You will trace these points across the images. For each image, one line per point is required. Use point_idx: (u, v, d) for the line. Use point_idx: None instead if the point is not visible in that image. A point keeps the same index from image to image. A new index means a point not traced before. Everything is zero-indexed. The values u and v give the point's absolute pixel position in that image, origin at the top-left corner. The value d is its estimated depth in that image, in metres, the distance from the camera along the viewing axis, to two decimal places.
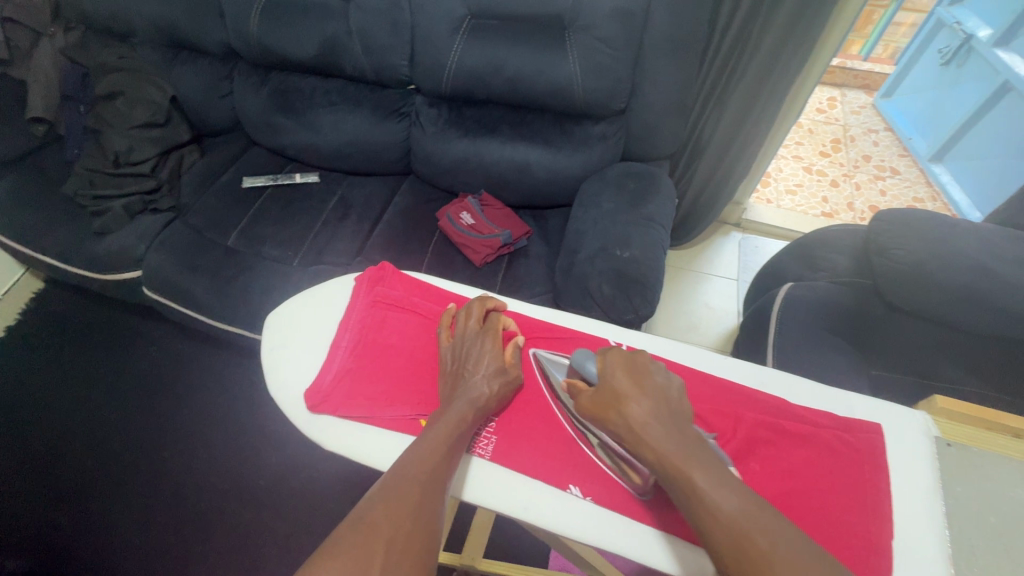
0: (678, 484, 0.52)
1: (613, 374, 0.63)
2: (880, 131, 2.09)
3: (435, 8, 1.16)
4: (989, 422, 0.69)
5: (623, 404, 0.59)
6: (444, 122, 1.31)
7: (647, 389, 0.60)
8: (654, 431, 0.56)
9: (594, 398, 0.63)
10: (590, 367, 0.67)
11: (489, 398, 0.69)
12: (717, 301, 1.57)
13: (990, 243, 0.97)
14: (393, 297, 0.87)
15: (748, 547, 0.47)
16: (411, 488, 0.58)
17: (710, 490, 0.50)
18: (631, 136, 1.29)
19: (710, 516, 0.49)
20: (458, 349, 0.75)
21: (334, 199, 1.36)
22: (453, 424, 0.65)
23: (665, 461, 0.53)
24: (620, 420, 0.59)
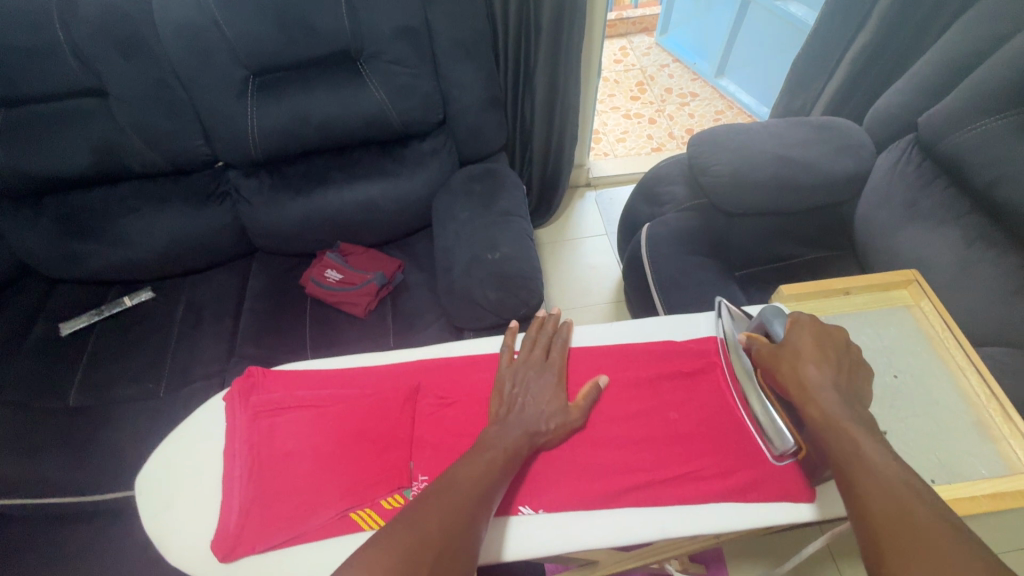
0: (845, 443, 0.53)
1: (797, 336, 0.62)
2: (671, 64, 2.35)
3: (212, 80, 1.06)
4: (827, 289, 0.71)
5: (802, 362, 0.60)
6: (271, 188, 1.22)
7: (833, 358, 0.60)
8: (825, 392, 0.57)
9: (771, 353, 0.63)
10: (777, 326, 0.64)
11: (541, 433, 0.58)
12: (596, 259, 1.76)
13: (778, 136, 1.21)
14: (275, 399, 0.59)
15: (906, 511, 0.47)
16: (459, 504, 0.50)
17: (875, 456, 0.52)
18: (461, 142, 1.27)
19: (878, 479, 0.50)
20: (526, 377, 0.61)
21: (181, 307, 1.25)
22: (504, 457, 0.54)
23: (831, 422, 0.55)
24: (792, 373, 0.60)
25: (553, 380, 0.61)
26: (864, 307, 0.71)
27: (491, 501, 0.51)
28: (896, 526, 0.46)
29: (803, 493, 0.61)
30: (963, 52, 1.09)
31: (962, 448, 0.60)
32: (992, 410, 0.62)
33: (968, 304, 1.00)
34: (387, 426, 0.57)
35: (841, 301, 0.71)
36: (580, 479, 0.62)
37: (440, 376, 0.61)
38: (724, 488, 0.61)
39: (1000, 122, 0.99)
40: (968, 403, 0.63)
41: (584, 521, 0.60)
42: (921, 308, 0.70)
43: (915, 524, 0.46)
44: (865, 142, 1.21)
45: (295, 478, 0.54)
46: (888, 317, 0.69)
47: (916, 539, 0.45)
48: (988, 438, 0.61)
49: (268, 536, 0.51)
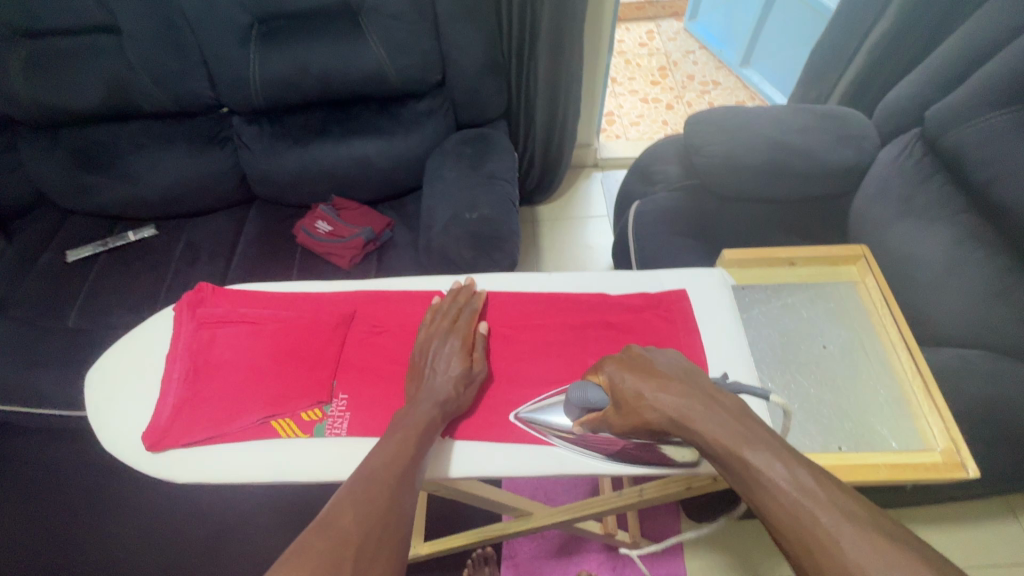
0: (738, 469, 0.46)
1: (619, 375, 0.56)
2: (696, 50, 2.29)
3: (217, 24, 1.10)
4: (770, 259, 0.73)
5: (642, 404, 0.52)
6: (270, 137, 1.26)
7: (661, 381, 0.53)
8: (692, 422, 0.49)
9: (619, 416, 0.55)
10: (591, 394, 0.57)
11: (454, 402, 0.57)
12: (594, 239, 1.75)
13: (779, 119, 1.18)
14: (220, 312, 0.63)
15: (812, 533, 0.41)
16: (376, 497, 0.47)
17: (765, 470, 0.45)
18: (458, 105, 1.28)
19: (773, 500, 0.43)
20: (431, 346, 0.59)
21: (180, 245, 1.31)
22: (415, 430, 0.53)
23: (722, 453, 0.47)
24: (652, 417, 0.52)
25: (459, 345, 0.59)
26: (807, 279, 0.73)
27: (415, 476, 0.51)
28: (814, 553, 0.40)
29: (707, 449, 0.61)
30: (980, 42, 1.03)
31: (877, 418, 0.63)
32: (915, 386, 0.64)
33: (949, 302, 0.97)
34: (316, 347, 0.60)
35: (787, 272, 0.74)
36: (490, 414, 0.63)
37: (376, 307, 0.65)
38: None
39: (1007, 116, 0.94)
40: (893, 379, 0.65)
41: (491, 454, 0.62)
42: (865, 285, 0.72)
43: (829, 551, 0.40)
44: (868, 132, 1.18)
45: (225, 386, 0.59)
46: (832, 291, 0.72)
47: (832, 563, 0.39)
48: (907, 412, 0.63)
49: (193, 432, 0.56)
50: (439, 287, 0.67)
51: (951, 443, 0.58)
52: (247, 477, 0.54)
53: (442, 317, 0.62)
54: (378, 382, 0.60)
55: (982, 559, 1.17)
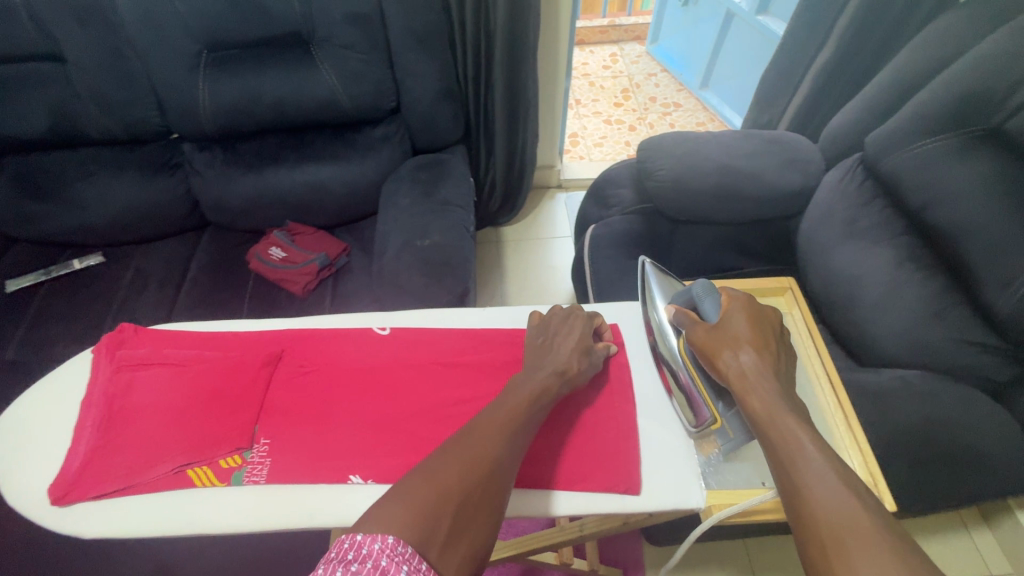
0: (789, 441, 0.55)
1: (736, 320, 0.65)
2: (658, 73, 2.35)
3: (164, 51, 1.09)
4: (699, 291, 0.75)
5: (739, 347, 0.63)
6: (222, 163, 1.24)
7: (765, 342, 0.64)
8: (763, 384, 0.60)
9: (708, 335, 0.65)
10: (707, 303, 0.68)
11: (571, 375, 0.61)
12: (558, 260, 1.76)
13: (726, 145, 1.21)
14: (142, 354, 0.61)
15: (846, 511, 0.48)
16: (479, 462, 0.51)
17: (813, 453, 0.54)
18: (414, 131, 1.28)
19: (815, 476, 0.52)
20: (554, 326, 0.66)
21: (128, 274, 1.27)
22: (524, 404, 0.57)
23: (773, 416, 0.57)
24: (733, 362, 0.62)
25: (586, 327, 0.66)
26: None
27: (516, 448, 0.54)
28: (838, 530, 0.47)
29: (629, 487, 0.62)
30: (912, 73, 1.08)
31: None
32: (838, 419, 0.66)
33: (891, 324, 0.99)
34: (239, 390, 0.59)
35: None
36: None
37: (306, 346, 0.64)
38: (553, 474, 0.63)
39: (939, 143, 0.98)
40: (817, 413, 0.68)
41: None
42: (792, 317, 0.75)
43: (856, 524, 0.47)
44: (813, 157, 1.22)
45: (142, 432, 0.57)
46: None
47: (847, 538, 0.46)
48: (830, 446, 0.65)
49: (102, 484, 0.53)
50: (369, 325, 0.66)
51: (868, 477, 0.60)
52: (155, 532, 0.52)
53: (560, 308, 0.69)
54: (301, 425, 0.58)
55: None
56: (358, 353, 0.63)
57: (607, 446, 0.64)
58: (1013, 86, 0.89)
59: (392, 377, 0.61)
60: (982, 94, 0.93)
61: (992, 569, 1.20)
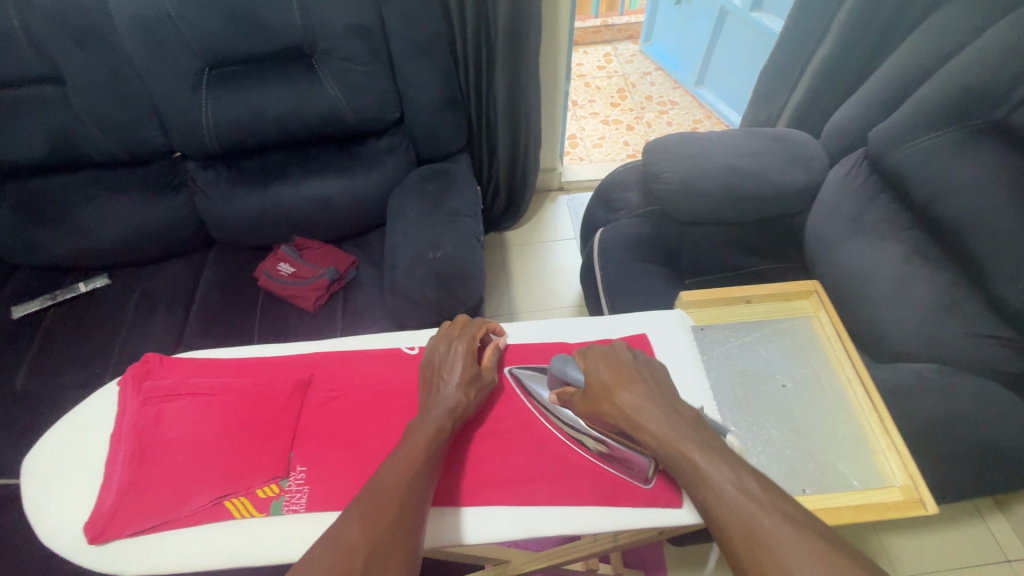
0: (690, 473, 0.52)
1: (594, 368, 0.63)
2: (653, 72, 2.35)
3: (164, 71, 1.08)
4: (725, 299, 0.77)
5: (613, 394, 0.60)
6: (226, 180, 1.23)
7: (636, 379, 0.60)
8: (652, 420, 0.57)
9: (586, 398, 0.62)
10: (570, 370, 0.64)
11: (463, 407, 0.59)
12: (563, 262, 1.76)
13: (731, 144, 1.22)
14: (169, 384, 0.62)
15: (753, 528, 0.47)
16: (385, 515, 0.49)
17: (712, 473, 0.51)
18: (418, 141, 1.28)
19: (720, 497, 0.49)
20: (444, 350, 0.63)
21: (135, 295, 1.26)
22: (423, 446, 0.55)
23: (672, 447, 0.54)
24: (619, 406, 0.59)
25: (466, 351, 0.63)
26: (763, 316, 0.77)
27: (423, 493, 0.52)
28: (760, 551, 0.46)
29: (672, 501, 0.61)
30: (913, 67, 1.09)
31: (838, 457, 0.66)
32: (873, 421, 0.68)
33: (904, 318, 1.00)
34: (270, 417, 0.59)
35: (743, 309, 0.78)
36: (463, 480, 0.63)
37: (336, 368, 0.64)
38: (596, 490, 0.62)
39: (942, 137, 0.99)
40: (850, 416, 0.69)
41: (457, 518, 0.62)
42: (820, 319, 0.76)
43: (768, 539, 0.46)
44: (817, 154, 1.22)
45: (175, 465, 0.57)
46: (788, 326, 0.77)
47: (770, 557, 0.45)
48: (866, 448, 0.66)
49: (140, 519, 0.54)
50: (397, 345, 0.67)
51: (910, 481, 0.62)
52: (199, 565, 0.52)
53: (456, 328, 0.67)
54: (337, 450, 0.58)
55: (954, 565, 1.20)
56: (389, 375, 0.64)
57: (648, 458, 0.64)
58: (1014, 84, 0.90)
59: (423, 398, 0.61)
60: (982, 89, 0.93)
61: (1009, 554, 1.21)
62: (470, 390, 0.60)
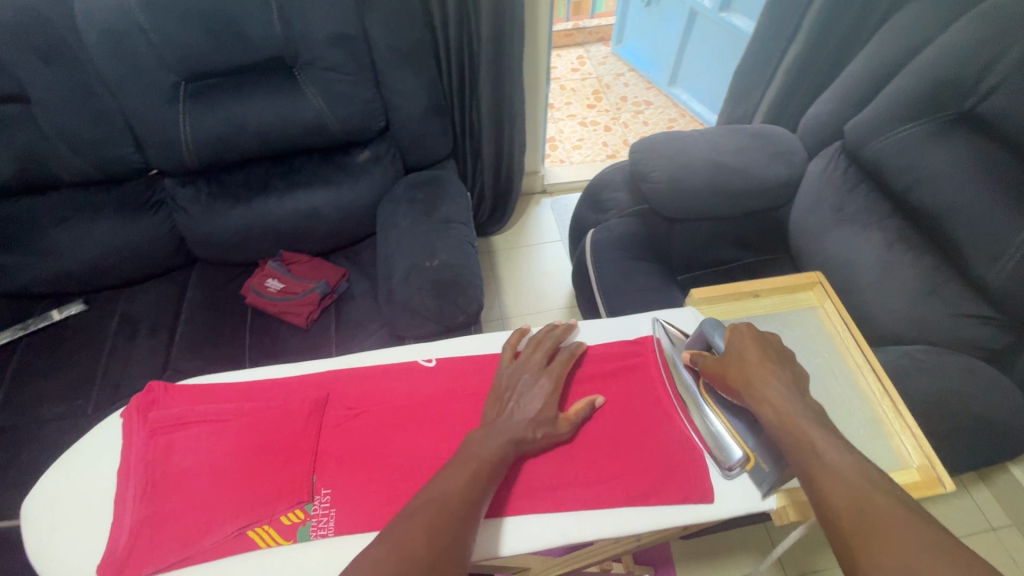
0: (805, 448, 0.55)
1: (736, 339, 0.65)
2: (626, 73, 2.39)
3: (138, 85, 1.03)
4: (734, 294, 0.80)
5: (747, 366, 0.62)
6: (208, 197, 1.19)
7: (773, 356, 0.63)
8: (776, 393, 0.59)
9: (716, 363, 0.65)
10: (717, 337, 0.67)
11: (526, 442, 0.61)
12: (551, 265, 1.76)
13: (714, 142, 1.24)
14: (177, 414, 0.61)
15: (870, 509, 0.49)
16: (442, 528, 0.51)
17: (829, 453, 0.54)
18: (405, 150, 1.26)
19: (836, 475, 0.52)
20: (522, 379, 0.64)
21: (115, 320, 1.21)
22: (488, 463, 0.57)
23: (790, 423, 0.57)
24: (743, 376, 0.62)
25: (548, 388, 0.64)
26: (771, 309, 0.80)
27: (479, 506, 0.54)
28: (870, 527, 0.49)
29: (702, 496, 0.62)
30: (883, 62, 1.13)
31: (858, 442, 0.68)
32: (885, 404, 0.71)
33: (890, 303, 1.03)
34: (288, 440, 0.60)
35: (752, 304, 0.80)
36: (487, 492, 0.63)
37: (348, 387, 0.65)
38: (625, 490, 0.62)
39: (916, 128, 1.04)
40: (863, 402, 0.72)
41: (487, 528, 0.62)
42: (825, 309, 0.80)
43: (882, 519, 0.49)
44: (796, 148, 1.26)
45: (192, 498, 0.57)
46: (796, 318, 0.79)
47: (883, 533, 0.48)
48: (882, 431, 0.69)
49: (160, 556, 0.54)
50: (409, 359, 0.68)
51: (926, 460, 0.65)
52: None
53: (537, 350, 0.67)
54: (359, 468, 0.59)
55: None
56: (405, 389, 0.64)
57: (670, 454, 0.65)
58: (983, 71, 0.94)
59: (440, 411, 0.63)
60: (952, 80, 0.98)
61: (993, 522, 1.27)
62: (537, 430, 0.61)
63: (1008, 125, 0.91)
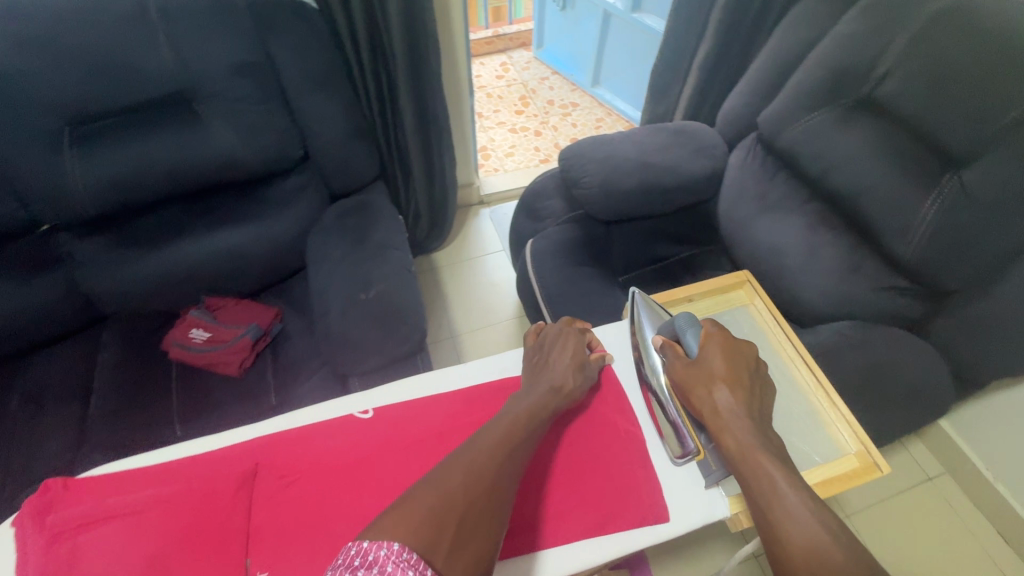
0: (761, 480, 0.57)
1: (711, 356, 0.67)
2: (550, 76, 2.41)
3: (14, 133, 0.93)
4: (671, 300, 0.82)
5: (713, 387, 0.64)
6: (113, 248, 1.09)
7: (742, 382, 0.65)
8: (737, 424, 0.61)
9: (687, 373, 0.67)
10: (689, 336, 0.69)
11: (564, 390, 0.67)
12: (497, 275, 1.75)
13: (640, 143, 1.27)
14: (80, 512, 0.54)
15: (820, 553, 0.50)
16: (484, 469, 0.54)
17: (786, 494, 0.55)
18: (329, 177, 1.21)
19: (788, 515, 0.54)
20: (549, 341, 0.72)
21: (16, 395, 1.08)
22: (528, 415, 0.61)
23: (748, 455, 0.59)
24: (708, 399, 0.64)
25: (574, 342, 0.72)
26: (707, 311, 0.83)
27: (512, 457, 0.57)
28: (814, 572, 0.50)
29: (658, 516, 0.64)
30: (784, 55, 1.19)
31: (799, 437, 0.70)
32: (820, 397, 0.74)
33: (817, 283, 1.09)
34: (215, 521, 0.55)
35: (688, 307, 0.83)
36: None
37: (282, 452, 0.61)
38: (586, 521, 0.64)
39: (822, 116, 1.09)
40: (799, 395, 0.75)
41: None
42: (755, 306, 0.83)
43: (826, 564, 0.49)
44: (717, 142, 1.30)
45: None
46: (729, 318, 0.83)
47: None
48: (821, 423, 0.71)
49: None
50: (349, 409, 0.65)
51: (861, 446, 0.68)
52: None
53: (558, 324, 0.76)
54: (300, 540, 0.55)
55: (890, 495, 1.32)
56: (346, 445, 0.61)
57: (619, 478, 0.67)
58: (876, 57, 1.01)
59: (384, 463, 0.60)
60: (850, 67, 1.04)
61: (931, 473, 1.36)
62: (576, 374, 0.68)
63: (900, 108, 0.98)
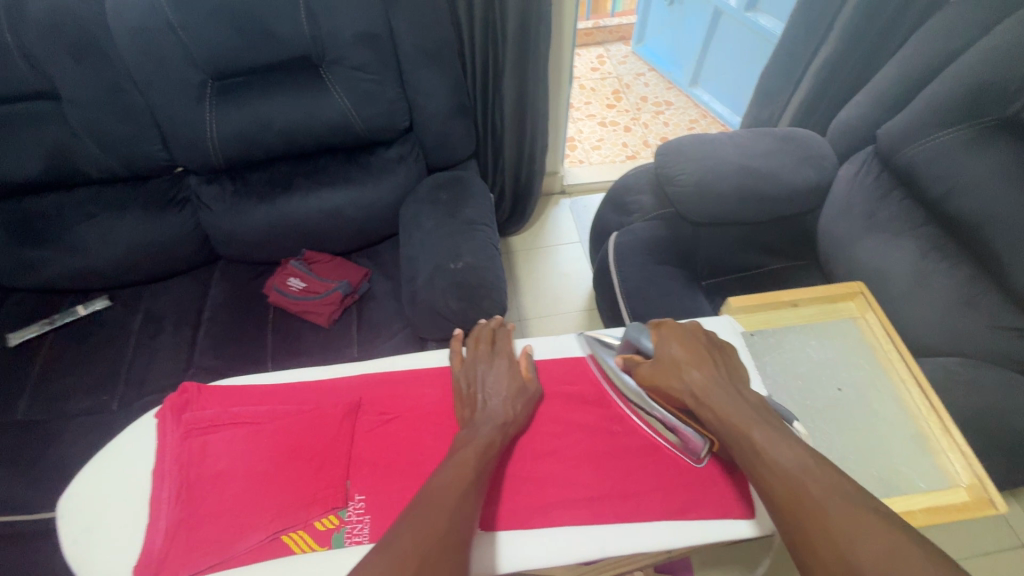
0: (744, 444, 0.56)
1: (667, 345, 0.66)
2: (647, 73, 2.36)
3: (166, 82, 1.03)
4: (773, 301, 0.79)
5: (681, 371, 0.63)
6: (233, 195, 1.19)
7: (705, 359, 0.64)
8: (714, 394, 0.61)
9: (650, 370, 0.66)
10: (645, 339, 0.68)
11: (511, 419, 0.63)
12: (571, 266, 1.75)
13: (742, 146, 1.22)
14: (207, 416, 0.63)
15: (803, 498, 0.50)
16: (437, 522, 0.50)
17: (768, 448, 0.55)
18: (428, 149, 1.26)
19: (775, 470, 0.53)
20: (477, 371, 0.66)
21: (139, 316, 1.21)
22: (477, 453, 0.57)
23: (727, 422, 0.58)
24: (681, 384, 0.63)
25: (505, 365, 0.67)
26: (810, 318, 0.79)
27: (470, 505, 0.53)
28: (807, 520, 0.49)
29: (741, 511, 0.62)
30: (919, 65, 1.10)
31: (903, 461, 0.68)
32: (930, 421, 0.70)
33: (924, 314, 1.01)
34: (322, 444, 0.61)
35: (791, 313, 0.80)
36: (518, 501, 0.63)
37: (381, 393, 0.66)
38: (663, 505, 0.62)
39: (953, 135, 1.01)
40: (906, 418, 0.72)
41: (522, 538, 0.61)
42: (866, 320, 0.79)
43: (815, 510, 0.49)
44: (826, 152, 1.23)
45: (226, 500, 0.58)
46: (835, 329, 0.79)
47: (821, 526, 0.48)
48: (927, 450, 0.68)
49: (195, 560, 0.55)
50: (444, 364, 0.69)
51: (974, 479, 0.64)
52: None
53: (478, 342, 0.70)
54: (393, 475, 0.60)
55: (972, 552, 1.22)
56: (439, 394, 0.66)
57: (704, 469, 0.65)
58: None
59: None
60: (997, 84, 0.95)
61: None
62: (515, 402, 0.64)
63: None
